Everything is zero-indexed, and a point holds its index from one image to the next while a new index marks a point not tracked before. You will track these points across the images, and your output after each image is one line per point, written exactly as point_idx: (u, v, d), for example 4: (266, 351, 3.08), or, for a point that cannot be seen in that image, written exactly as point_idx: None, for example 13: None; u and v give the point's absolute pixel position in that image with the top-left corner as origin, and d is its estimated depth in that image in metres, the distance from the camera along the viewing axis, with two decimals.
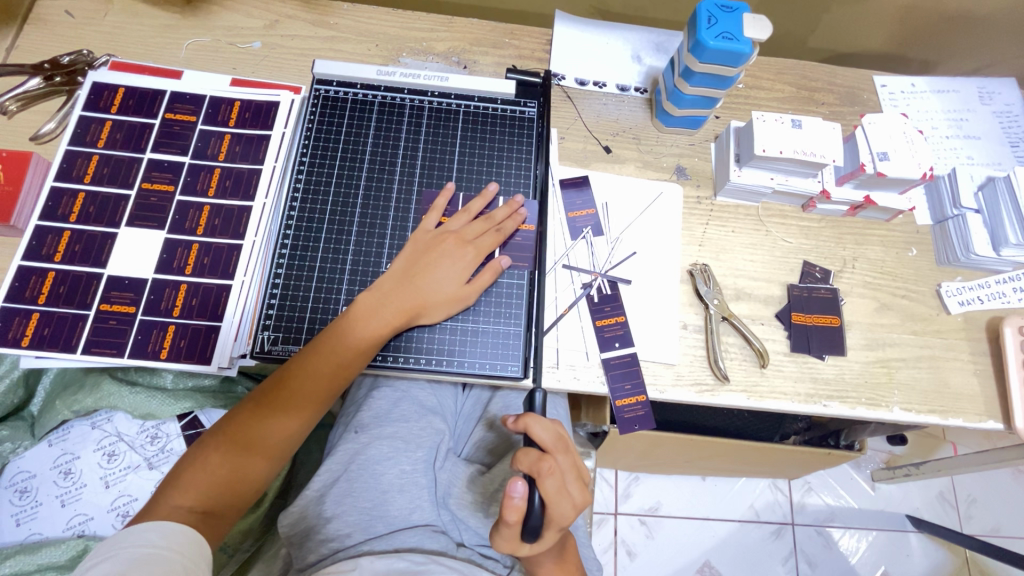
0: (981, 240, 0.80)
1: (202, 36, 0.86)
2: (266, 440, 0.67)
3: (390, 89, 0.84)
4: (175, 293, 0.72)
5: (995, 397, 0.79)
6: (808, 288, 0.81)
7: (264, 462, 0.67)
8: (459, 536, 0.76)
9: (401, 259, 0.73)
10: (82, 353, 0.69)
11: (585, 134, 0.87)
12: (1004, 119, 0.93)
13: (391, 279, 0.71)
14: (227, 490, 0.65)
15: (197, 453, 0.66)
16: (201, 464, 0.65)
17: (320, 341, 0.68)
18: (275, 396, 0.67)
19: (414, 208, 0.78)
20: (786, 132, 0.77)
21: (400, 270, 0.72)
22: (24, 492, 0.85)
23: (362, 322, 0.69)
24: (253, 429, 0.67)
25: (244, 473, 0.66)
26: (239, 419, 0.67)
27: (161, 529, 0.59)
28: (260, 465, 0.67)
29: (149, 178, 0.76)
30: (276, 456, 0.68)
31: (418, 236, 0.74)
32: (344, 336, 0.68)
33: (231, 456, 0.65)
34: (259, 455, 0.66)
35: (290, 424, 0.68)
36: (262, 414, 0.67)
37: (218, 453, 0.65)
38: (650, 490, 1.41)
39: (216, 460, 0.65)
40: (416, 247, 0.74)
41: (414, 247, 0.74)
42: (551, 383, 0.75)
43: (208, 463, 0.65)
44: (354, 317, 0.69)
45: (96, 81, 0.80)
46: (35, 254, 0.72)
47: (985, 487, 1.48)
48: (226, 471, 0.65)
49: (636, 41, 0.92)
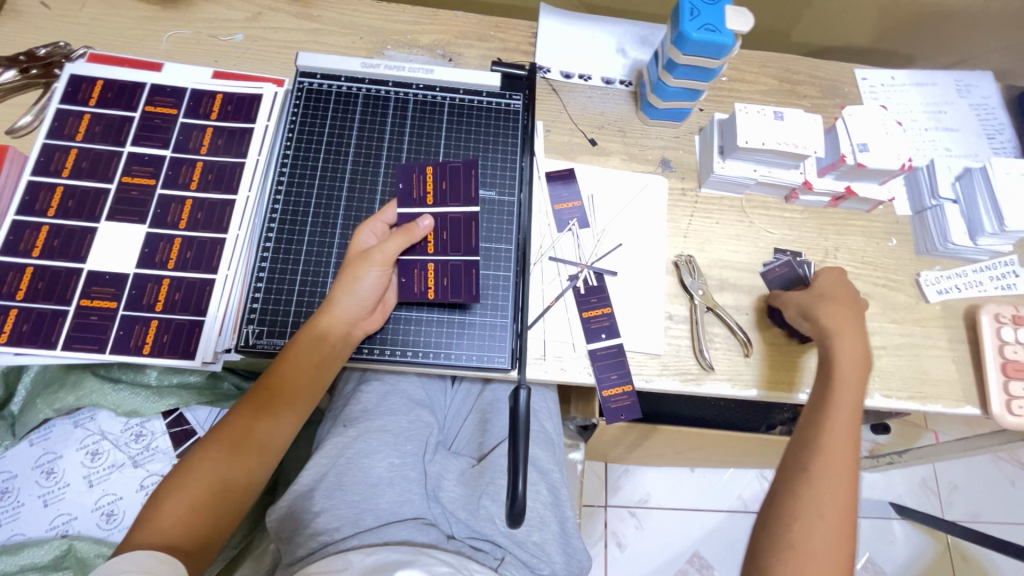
0: (959, 230, 0.82)
1: (182, 28, 0.85)
2: (244, 448, 0.65)
3: (374, 82, 0.83)
4: (158, 288, 0.71)
5: (973, 383, 0.80)
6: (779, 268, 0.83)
7: (235, 512, 0.64)
8: (449, 529, 0.77)
9: (368, 270, 0.69)
10: (62, 349, 0.68)
11: (571, 127, 0.87)
12: (981, 112, 0.95)
13: (367, 295, 0.69)
14: (212, 502, 0.62)
15: (183, 463, 0.64)
16: (180, 485, 0.62)
17: (262, 388, 0.68)
18: (268, 401, 0.68)
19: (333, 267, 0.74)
20: (768, 123, 0.77)
21: (378, 293, 0.70)
22: (6, 492, 0.84)
23: (316, 340, 0.68)
24: (235, 433, 0.66)
25: (228, 481, 0.64)
26: (230, 420, 0.67)
27: (133, 556, 0.55)
28: (231, 515, 0.64)
29: (130, 172, 0.75)
30: (267, 468, 0.67)
31: (355, 243, 0.71)
32: (319, 338, 0.68)
33: (214, 471, 0.63)
34: (232, 499, 0.64)
35: (267, 429, 0.67)
36: (255, 417, 0.67)
37: (205, 463, 0.63)
38: (638, 482, 1.43)
39: (202, 466, 0.63)
40: (354, 256, 0.70)
41: (365, 256, 0.69)
42: (537, 375, 0.75)
43: (189, 480, 0.62)
44: (284, 360, 0.68)
45: (73, 74, 0.78)
46: (12, 250, 0.70)
47: (966, 474, 1.51)
48: (212, 485, 0.63)
49: (621, 34, 0.92)
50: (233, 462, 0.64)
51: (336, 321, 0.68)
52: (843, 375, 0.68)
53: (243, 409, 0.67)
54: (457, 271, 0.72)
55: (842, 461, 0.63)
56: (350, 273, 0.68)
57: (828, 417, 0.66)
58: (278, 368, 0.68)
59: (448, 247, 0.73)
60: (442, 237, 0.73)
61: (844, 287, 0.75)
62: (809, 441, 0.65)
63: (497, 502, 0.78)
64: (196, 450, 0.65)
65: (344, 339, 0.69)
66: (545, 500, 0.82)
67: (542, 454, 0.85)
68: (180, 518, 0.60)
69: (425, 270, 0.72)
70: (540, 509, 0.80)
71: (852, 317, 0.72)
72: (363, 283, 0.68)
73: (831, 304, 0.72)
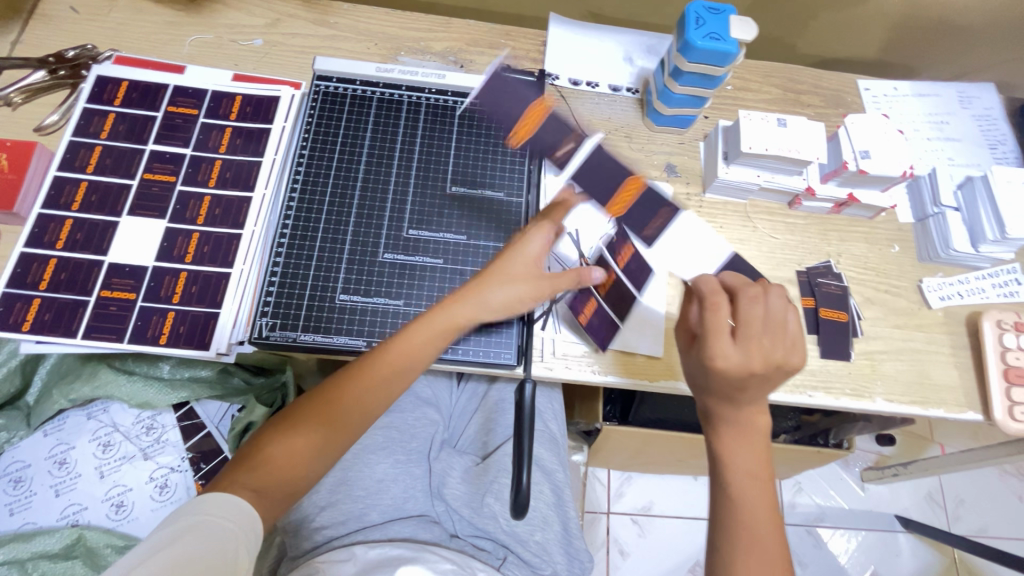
0: (961, 238, 0.83)
1: (204, 33, 0.88)
2: (323, 436, 0.61)
3: (388, 86, 0.86)
4: (175, 281, 0.73)
5: (976, 390, 0.81)
6: (815, 284, 0.83)
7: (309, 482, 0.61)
8: (452, 527, 0.77)
9: (519, 281, 0.68)
10: (82, 338, 0.70)
11: (578, 133, 0.89)
12: (984, 123, 0.96)
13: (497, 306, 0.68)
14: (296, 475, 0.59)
15: (281, 426, 0.60)
16: (280, 444, 0.59)
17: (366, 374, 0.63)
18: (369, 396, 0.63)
19: (351, 266, 0.76)
20: (771, 130, 0.79)
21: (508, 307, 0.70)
22: (19, 481, 0.86)
23: (431, 336, 0.66)
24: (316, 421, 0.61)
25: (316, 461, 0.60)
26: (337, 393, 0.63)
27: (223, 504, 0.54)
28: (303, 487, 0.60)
29: (151, 169, 0.77)
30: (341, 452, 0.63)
31: (525, 248, 0.70)
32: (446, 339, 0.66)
33: (306, 446, 0.60)
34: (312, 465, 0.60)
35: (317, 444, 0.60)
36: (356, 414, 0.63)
37: (301, 433, 0.60)
38: (641, 489, 1.43)
39: (301, 440, 0.60)
40: (520, 267, 0.69)
41: (526, 269, 0.69)
42: (540, 373, 0.76)
43: (287, 442, 0.59)
44: (400, 357, 0.64)
45: (100, 75, 0.81)
46: (37, 241, 0.73)
47: (973, 488, 1.50)
48: (303, 452, 0.60)
49: (628, 43, 0.95)
50: (325, 440, 0.61)
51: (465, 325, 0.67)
52: (744, 429, 0.60)
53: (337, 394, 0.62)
54: (625, 301, 0.76)
55: (771, 555, 0.55)
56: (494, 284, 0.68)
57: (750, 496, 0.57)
58: (386, 355, 0.64)
59: (638, 282, 0.77)
60: (633, 266, 0.77)
61: (773, 339, 0.58)
62: (726, 512, 0.58)
63: (501, 500, 0.79)
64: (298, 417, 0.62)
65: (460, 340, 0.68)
66: (548, 500, 0.83)
67: (546, 453, 0.86)
68: (271, 475, 0.58)
69: (588, 298, 0.75)
70: (542, 509, 0.81)
71: (743, 381, 0.57)
72: (500, 295, 0.68)
73: (720, 372, 0.58)
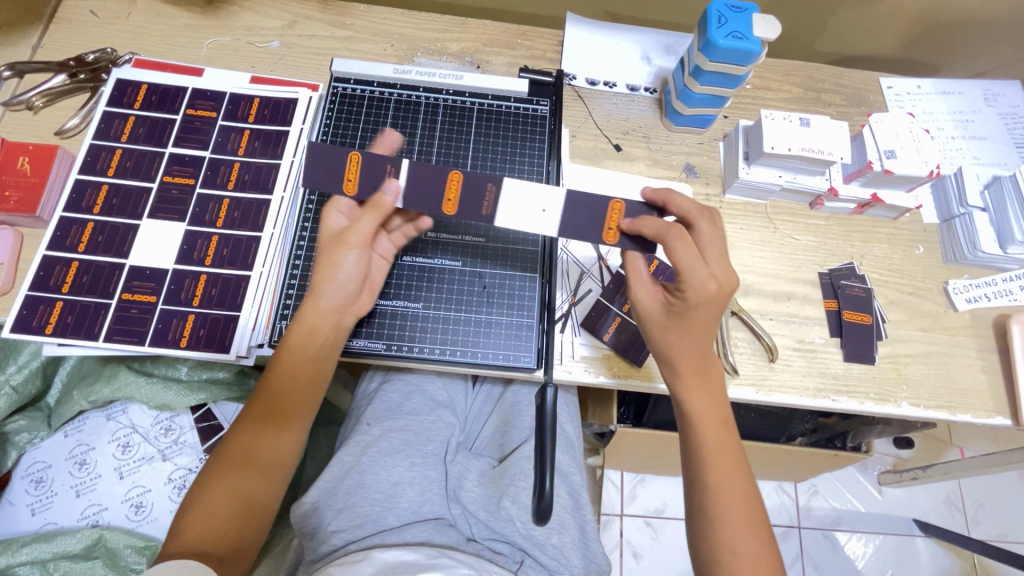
0: (989, 239, 0.81)
1: (222, 35, 0.89)
2: (264, 453, 0.65)
3: (405, 87, 0.85)
4: (195, 283, 0.73)
5: (1003, 394, 0.79)
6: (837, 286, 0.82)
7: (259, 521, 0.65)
8: (469, 530, 0.76)
9: (346, 252, 0.66)
10: (103, 340, 0.70)
11: (596, 133, 0.88)
12: (1010, 121, 0.95)
13: (350, 277, 0.67)
14: (241, 514, 0.63)
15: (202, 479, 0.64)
16: (203, 495, 0.62)
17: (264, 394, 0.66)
18: (272, 407, 0.66)
19: None
20: (794, 130, 0.78)
21: (360, 271, 0.68)
22: (41, 481, 0.87)
23: (309, 331, 0.66)
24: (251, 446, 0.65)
25: (250, 493, 0.64)
26: (235, 438, 0.66)
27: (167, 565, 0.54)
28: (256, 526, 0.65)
29: (170, 173, 0.78)
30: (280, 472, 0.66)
31: (327, 225, 0.68)
32: (309, 330, 0.66)
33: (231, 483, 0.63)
34: (258, 476, 0.65)
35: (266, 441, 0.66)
36: (261, 428, 0.66)
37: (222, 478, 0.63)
38: (655, 491, 1.42)
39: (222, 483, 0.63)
40: (328, 241, 0.67)
41: (338, 238, 0.66)
42: (561, 376, 0.76)
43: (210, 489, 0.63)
44: (287, 360, 0.66)
45: (120, 78, 0.82)
46: (59, 244, 0.73)
47: (993, 491, 1.47)
48: (232, 490, 0.63)
49: (645, 42, 0.94)
50: (246, 470, 0.64)
51: (323, 313, 0.66)
52: (701, 375, 0.63)
53: (252, 413, 0.66)
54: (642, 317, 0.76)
55: (741, 488, 0.60)
56: (330, 260, 0.66)
57: (713, 450, 0.61)
58: (280, 366, 0.66)
59: None
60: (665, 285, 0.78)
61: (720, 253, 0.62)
62: (695, 464, 0.61)
63: (518, 503, 0.78)
64: (206, 469, 0.65)
65: (334, 329, 0.67)
66: (566, 503, 0.82)
67: (566, 459, 0.86)
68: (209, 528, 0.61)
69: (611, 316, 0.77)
70: (561, 512, 0.80)
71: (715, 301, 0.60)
72: (342, 266, 0.66)
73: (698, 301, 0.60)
